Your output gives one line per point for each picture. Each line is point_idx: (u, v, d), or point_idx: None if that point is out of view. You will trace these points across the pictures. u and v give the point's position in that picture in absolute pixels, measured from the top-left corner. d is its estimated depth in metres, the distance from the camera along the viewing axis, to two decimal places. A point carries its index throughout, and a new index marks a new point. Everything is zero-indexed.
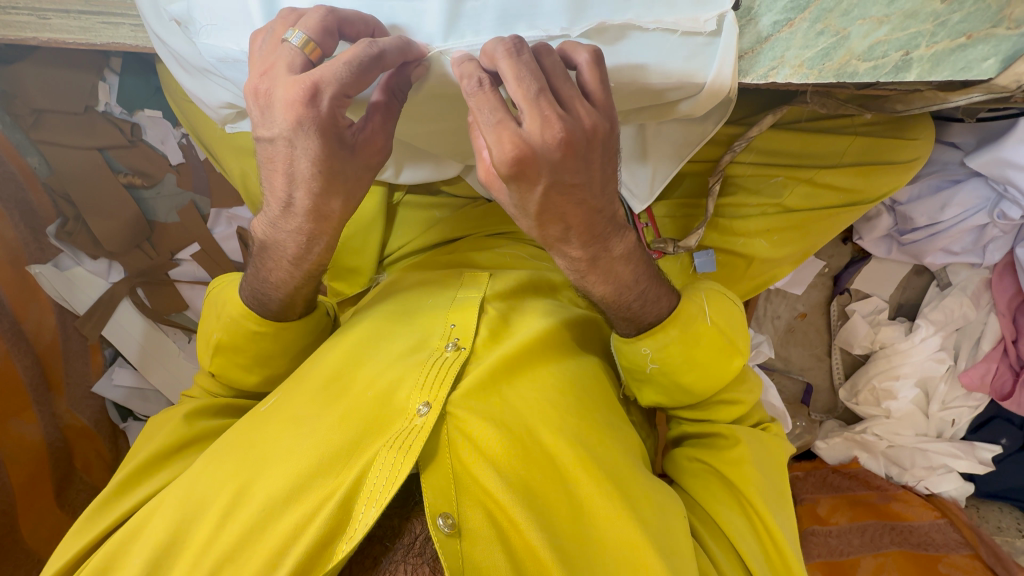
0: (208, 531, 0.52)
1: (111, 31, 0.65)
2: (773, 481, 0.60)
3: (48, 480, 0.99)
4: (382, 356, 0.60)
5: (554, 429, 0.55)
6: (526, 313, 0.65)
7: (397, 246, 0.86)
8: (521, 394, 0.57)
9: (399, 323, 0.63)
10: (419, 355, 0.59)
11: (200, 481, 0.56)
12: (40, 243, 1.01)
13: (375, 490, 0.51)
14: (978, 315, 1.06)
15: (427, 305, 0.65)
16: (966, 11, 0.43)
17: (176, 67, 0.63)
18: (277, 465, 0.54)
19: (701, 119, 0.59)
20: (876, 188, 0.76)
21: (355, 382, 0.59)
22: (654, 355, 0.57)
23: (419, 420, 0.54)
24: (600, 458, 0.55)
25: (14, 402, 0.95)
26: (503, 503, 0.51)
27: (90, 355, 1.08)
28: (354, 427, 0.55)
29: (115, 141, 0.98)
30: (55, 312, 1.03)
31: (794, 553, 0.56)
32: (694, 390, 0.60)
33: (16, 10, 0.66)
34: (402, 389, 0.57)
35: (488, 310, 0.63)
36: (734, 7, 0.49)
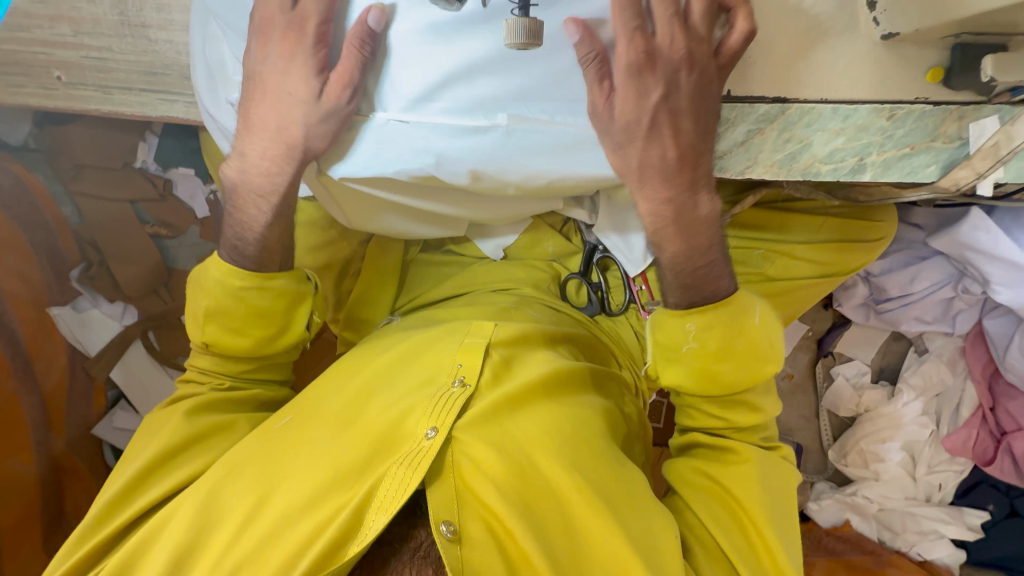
0: (224, 540, 0.55)
1: (166, 106, 0.73)
2: (780, 499, 0.62)
3: (39, 523, 0.97)
4: (394, 390, 0.64)
5: (549, 451, 0.59)
6: (530, 359, 0.70)
7: (407, 299, 0.93)
8: (520, 425, 0.61)
9: (408, 360, 0.67)
10: (428, 389, 0.63)
11: (215, 491, 0.58)
12: (62, 286, 1.05)
13: (385, 499, 0.54)
14: (956, 381, 1.12)
15: (437, 346, 0.68)
16: (907, 128, 0.52)
17: (221, 140, 0.70)
18: (296, 479, 0.58)
19: None
20: (847, 260, 0.84)
21: (368, 409, 0.63)
22: (697, 334, 0.62)
23: (426, 443, 0.58)
24: (594, 476, 0.58)
25: (15, 441, 0.94)
26: (502, 515, 0.55)
27: (93, 397, 1.09)
28: (367, 447, 0.59)
29: (147, 194, 1.06)
30: (66, 352, 1.05)
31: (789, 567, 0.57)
32: (727, 380, 0.63)
33: (83, 86, 0.74)
34: (411, 417, 0.61)
35: (492, 354, 0.67)
36: (714, 117, 0.54)
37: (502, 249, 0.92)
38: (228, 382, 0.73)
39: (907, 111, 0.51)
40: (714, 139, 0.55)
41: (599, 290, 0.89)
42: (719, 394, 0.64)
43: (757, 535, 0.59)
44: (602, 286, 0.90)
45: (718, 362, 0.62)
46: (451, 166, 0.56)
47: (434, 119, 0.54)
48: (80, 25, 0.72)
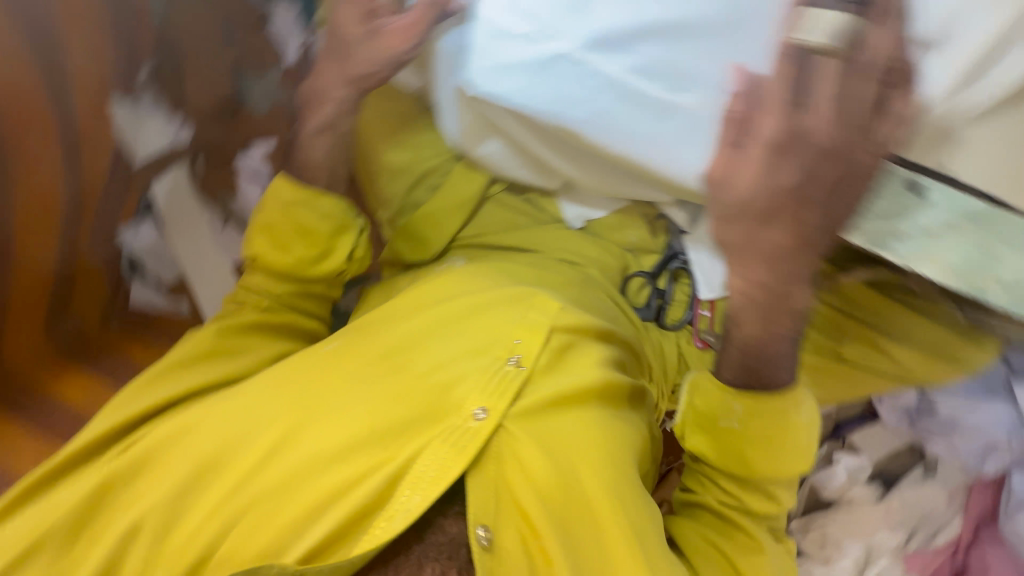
0: (251, 462, 0.58)
1: None
2: None
3: (37, 315, 0.87)
4: (448, 348, 0.62)
5: (592, 470, 0.58)
6: (586, 352, 0.66)
7: (471, 234, 0.87)
8: (563, 426, 0.60)
9: (465, 317, 0.64)
10: (479, 360, 0.61)
11: (250, 409, 0.61)
12: (126, 69, 0.88)
13: (421, 477, 0.56)
14: (947, 511, 1.08)
15: (496, 313, 0.65)
16: None
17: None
18: (332, 419, 0.59)
19: None
20: (929, 372, 0.78)
21: (416, 363, 0.62)
22: (741, 414, 0.60)
23: (473, 423, 0.58)
24: (634, 513, 0.57)
25: (38, 219, 0.83)
26: (536, 525, 0.55)
27: (122, 203, 0.94)
28: (411, 407, 0.59)
29: (242, 18, 0.98)
30: (112, 150, 0.90)
31: None
32: (755, 468, 0.61)
33: None
34: (459, 389, 0.60)
35: (551, 339, 0.64)
36: None
37: (583, 220, 0.88)
38: (262, 306, 0.76)
39: None
40: None
41: (662, 297, 0.87)
42: (738, 473, 0.62)
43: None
44: (665, 295, 0.88)
45: (748, 449, 0.61)
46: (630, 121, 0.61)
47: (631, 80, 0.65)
48: None
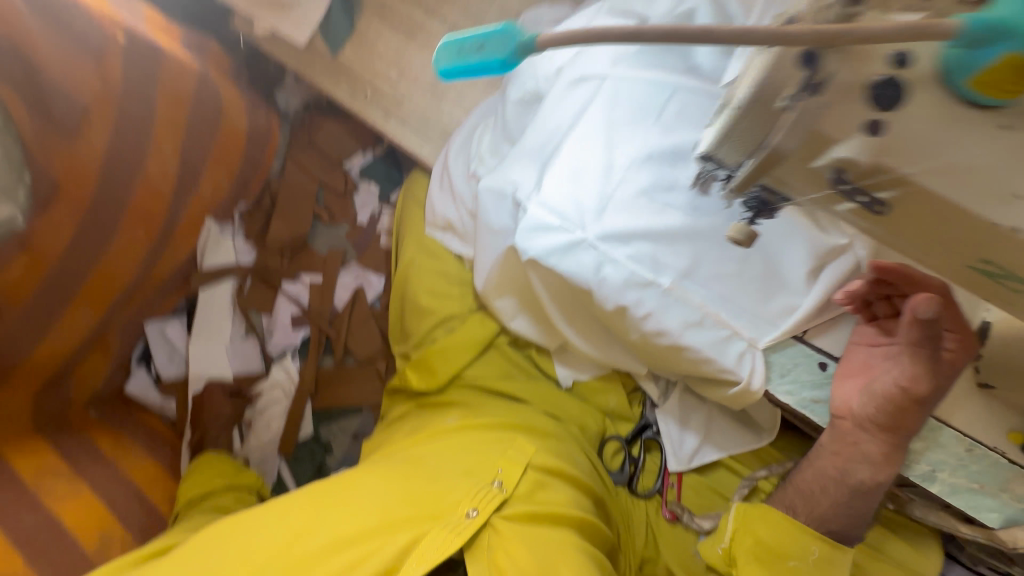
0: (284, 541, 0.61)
1: (417, 145, 0.98)
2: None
3: (45, 374, 1.00)
4: (441, 464, 0.72)
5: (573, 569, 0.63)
6: (559, 491, 0.73)
7: (473, 376, 0.99)
8: (541, 532, 0.68)
9: (460, 453, 0.75)
10: (469, 479, 0.70)
11: (266, 522, 0.63)
12: (228, 211, 1.26)
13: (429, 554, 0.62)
14: None
15: (486, 450, 0.75)
16: (979, 466, 0.59)
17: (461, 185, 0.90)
18: (347, 516, 0.64)
19: (753, 433, 0.90)
20: None
21: (417, 473, 0.70)
22: (815, 556, 0.67)
23: (467, 520, 0.66)
24: None
25: (100, 295, 1.04)
26: None
27: (169, 300, 1.25)
28: (408, 507, 0.66)
29: (334, 186, 1.29)
30: (187, 257, 1.22)
31: None
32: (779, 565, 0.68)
33: (376, 105, 0.99)
34: (453, 495, 0.68)
35: (528, 473, 0.74)
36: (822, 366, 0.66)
37: (572, 381, 0.99)
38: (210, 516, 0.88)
39: (984, 453, 0.59)
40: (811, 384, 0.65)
41: (634, 463, 0.95)
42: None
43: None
44: (637, 462, 0.95)
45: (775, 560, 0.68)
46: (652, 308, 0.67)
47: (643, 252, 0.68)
48: (404, 76, 0.98)
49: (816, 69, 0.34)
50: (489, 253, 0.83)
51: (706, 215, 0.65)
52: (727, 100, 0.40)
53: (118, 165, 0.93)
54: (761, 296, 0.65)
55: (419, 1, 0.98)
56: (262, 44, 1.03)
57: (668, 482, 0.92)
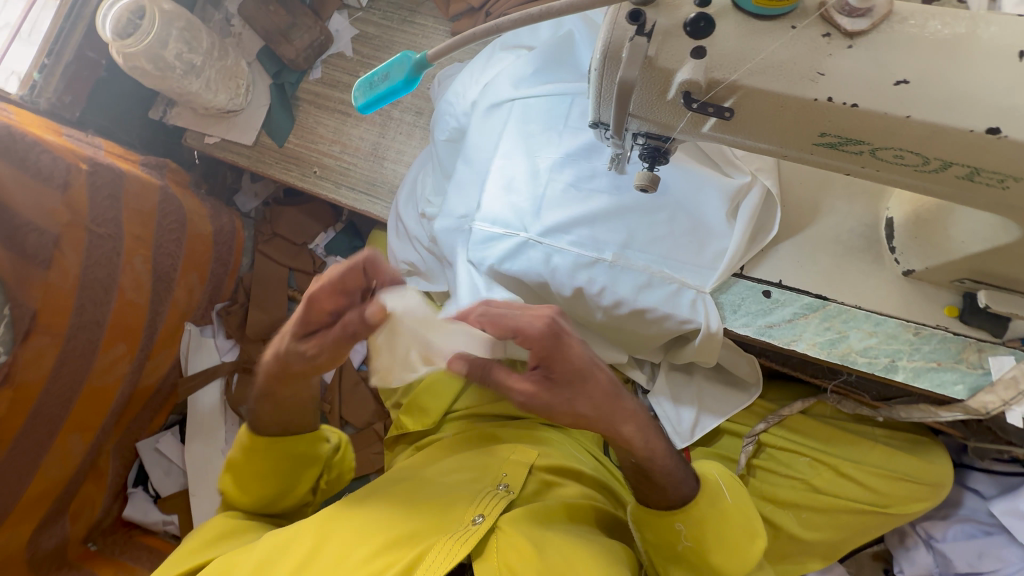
0: (291, 567, 0.60)
1: (370, 205, 1.06)
2: (734, 550, 0.65)
3: (45, 507, 0.99)
4: (443, 478, 0.71)
5: (589, 568, 0.60)
6: (565, 490, 0.73)
7: (465, 405, 0.99)
8: (560, 536, 0.63)
9: (460, 468, 0.73)
10: (475, 486, 0.69)
11: (263, 557, 0.61)
12: (204, 312, 1.30)
13: (431, 565, 0.57)
14: None
15: (488, 458, 0.75)
16: (932, 345, 0.64)
17: (413, 221, 0.96)
18: (347, 538, 0.62)
19: (743, 389, 0.86)
20: (901, 497, 0.82)
21: (420, 490, 0.68)
22: (686, 532, 0.66)
23: (473, 527, 0.61)
24: None
25: (88, 420, 1.05)
26: None
27: (157, 415, 1.25)
28: (414, 520, 0.63)
29: (304, 266, 1.35)
30: (171, 365, 1.25)
31: (720, 533, 0.65)
32: (666, 549, 0.68)
33: (326, 180, 1.09)
34: (460, 504, 0.65)
35: (533, 478, 0.73)
36: (767, 295, 0.70)
37: None
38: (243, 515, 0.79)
39: (931, 331, 0.64)
40: (766, 311, 0.70)
41: None
42: (668, 558, 0.68)
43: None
44: None
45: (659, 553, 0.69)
46: (606, 283, 0.73)
47: (585, 236, 0.74)
48: (346, 148, 1.09)
49: (643, 21, 0.42)
50: (450, 275, 0.88)
51: (629, 192, 0.74)
52: (589, 63, 0.46)
53: (92, 287, 0.98)
54: (694, 250, 0.73)
55: (347, 85, 1.10)
56: (214, 151, 1.13)
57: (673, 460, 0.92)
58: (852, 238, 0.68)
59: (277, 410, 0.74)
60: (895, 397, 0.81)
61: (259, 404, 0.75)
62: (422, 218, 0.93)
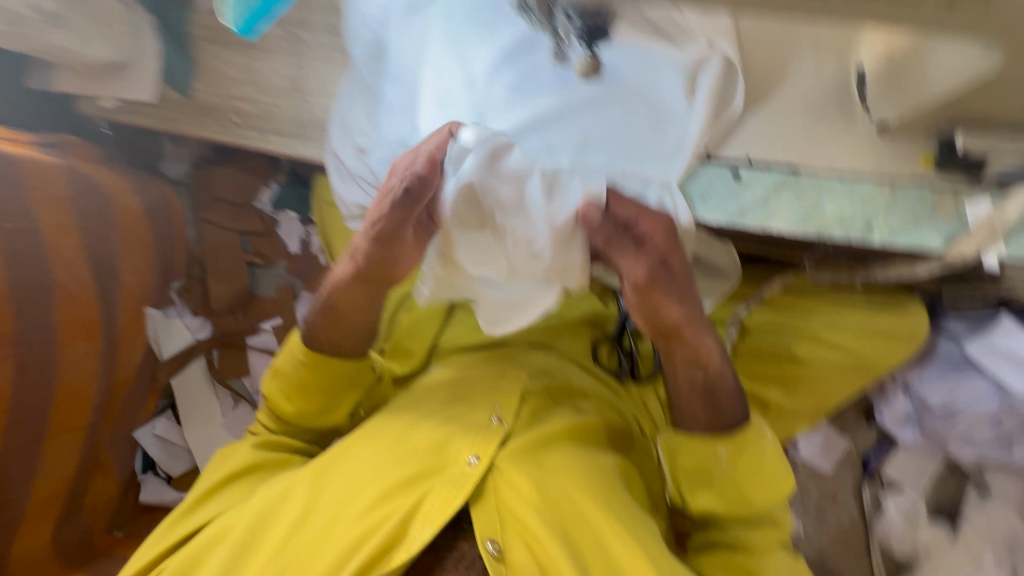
0: (287, 526, 0.61)
1: (304, 148, 0.95)
2: (773, 478, 0.69)
3: (57, 505, 1.03)
4: (434, 415, 0.68)
5: (588, 496, 0.62)
6: (563, 408, 0.73)
7: (450, 339, 0.98)
8: (558, 463, 0.64)
9: (447, 402, 0.70)
10: (466, 420, 0.67)
11: (261, 522, 0.62)
12: (162, 293, 1.22)
13: (430, 512, 0.60)
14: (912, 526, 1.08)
15: (481, 387, 0.71)
16: (905, 202, 0.62)
17: (351, 158, 0.86)
18: (340, 492, 0.62)
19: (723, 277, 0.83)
20: (881, 355, 0.85)
21: (412, 432, 0.66)
22: (728, 456, 0.68)
23: (469, 469, 0.62)
24: (623, 513, 0.61)
25: (72, 420, 1.03)
26: (541, 540, 0.58)
27: (147, 401, 1.23)
28: (406, 469, 0.62)
29: (255, 228, 1.26)
30: (144, 351, 1.20)
31: (762, 463, 0.68)
32: (699, 480, 0.70)
33: (248, 128, 0.97)
34: (455, 442, 0.64)
35: (528, 400, 0.71)
36: (737, 177, 0.66)
37: None
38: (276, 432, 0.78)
39: (905, 188, 0.62)
40: (736, 195, 0.66)
41: (630, 355, 0.91)
42: (701, 485, 0.70)
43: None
44: (632, 353, 0.92)
45: (692, 476, 0.70)
46: None
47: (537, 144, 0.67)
48: (262, 88, 0.96)
49: None
50: None
51: (577, 86, 0.66)
52: None
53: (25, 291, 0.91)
54: (655, 140, 0.67)
55: None
56: (116, 116, 1.00)
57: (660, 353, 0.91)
58: (822, 99, 0.63)
59: (337, 323, 0.73)
60: (873, 262, 0.76)
61: (317, 313, 0.73)
62: (360, 154, 0.84)
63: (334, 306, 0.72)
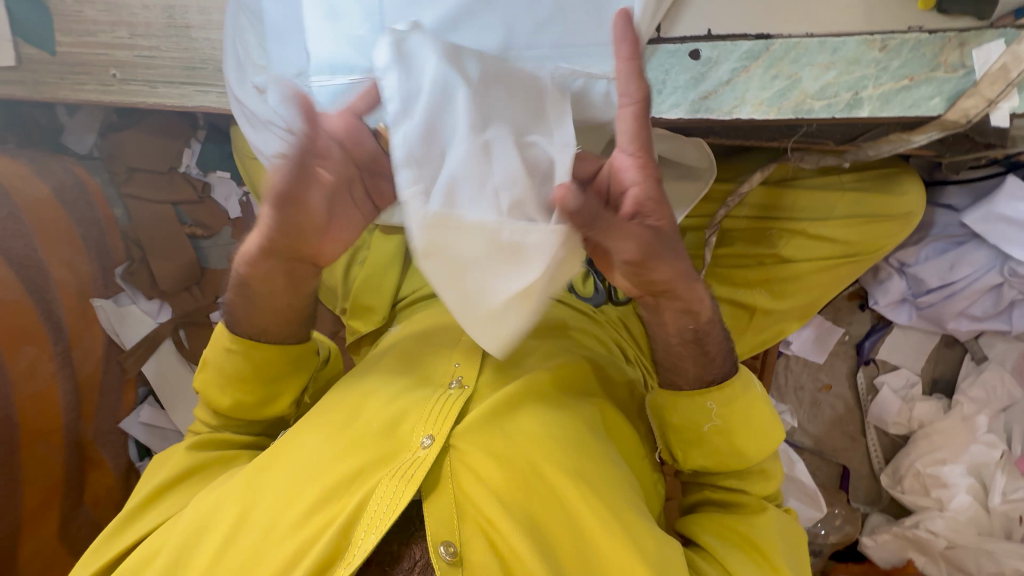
0: (214, 547, 0.54)
1: (202, 97, 0.82)
2: (766, 428, 0.65)
3: (56, 507, 1.02)
4: (388, 389, 0.63)
5: (555, 463, 0.57)
6: (531, 359, 0.68)
7: (411, 289, 0.89)
8: (525, 427, 0.59)
9: (399, 376, 0.65)
10: (423, 390, 0.62)
11: (190, 544, 0.56)
12: (106, 281, 1.13)
13: (375, 516, 0.52)
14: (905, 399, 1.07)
15: (436, 347, 0.68)
16: (903, 58, 0.52)
17: (252, 97, 0.73)
18: (279, 495, 0.56)
19: (696, 179, 0.73)
20: (874, 241, 0.77)
21: (362, 415, 0.61)
22: (716, 411, 0.64)
23: (423, 452, 0.56)
24: (593, 476, 0.58)
25: (46, 424, 0.99)
26: (503, 529, 0.53)
27: (124, 390, 1.17)
28: (354, 460, 0.57)
29: (187, 196, 1.16)
30: (105, 344, 1.13)
31: (754, 412, 0.65)
32: (692, 438, 0.66)
33: (133, 81, 0.83)
34: (406, 422, 0.59)
35: (492, 353, 0.67)
36: (696, 57, 0.55)
37: None
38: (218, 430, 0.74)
39: (899, 41, 0.52)
40: (698, 79, 0.55)
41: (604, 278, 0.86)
42: (689, 441, 0.67)
43: (766, 562, 0.62)
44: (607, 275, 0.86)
45: (677, 432, 0.67)
46: None
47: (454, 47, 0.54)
48: (135, 28, 0.81)
49: None
50: None
51: None
52: None
53: None
54: (592, 21, 0.54)
55: None
56: None
57: None
58: None
59: (257, 308, 0.68)
60: (862, 137, 0.66)
61: (235, 298, 0.69)
62: (258, 93, 0.71)
63: (247, 284, 0.67)
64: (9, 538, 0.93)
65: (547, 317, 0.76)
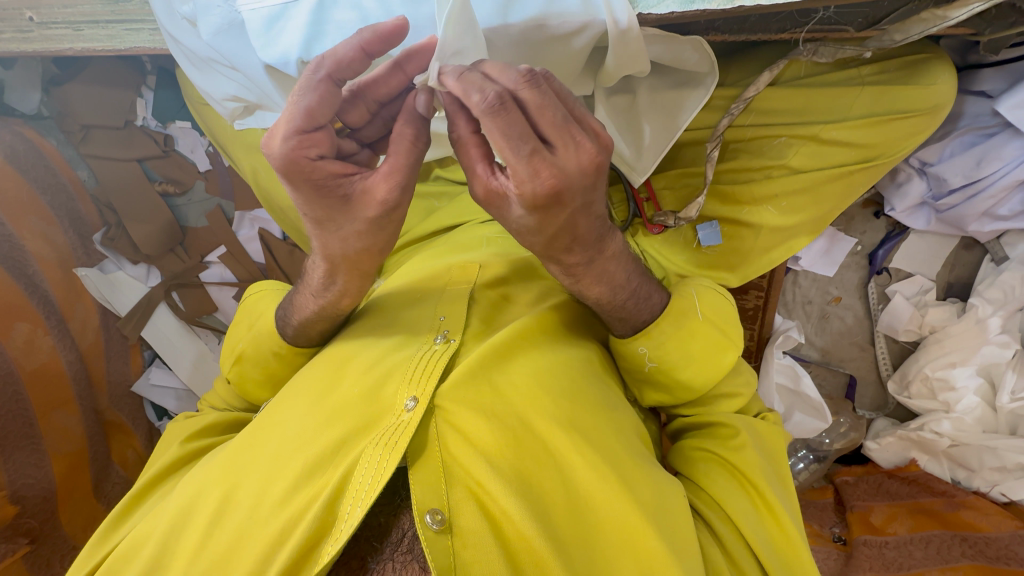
0: (201, 529, 0.55)
1: (132, 36, 0.72)
2: (701, 360, 0.63)
3: (86, 471, 1.05)
4: (370, 352, 0.62)
5: (544, 415, 0.56)
6: (515, 309, 0.66)
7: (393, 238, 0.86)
8: (511, 380, 0.58)
9: (382, 335, 0.64)
10: (407, 349, 0.61)
11: (179, 529, 0.56)
12: (87, 249, 1.09)
13: (362, 488, 0.52)
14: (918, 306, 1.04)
15: (416, 302, 0.66)
16: None
17: (184, 27, 0.64)
18: (267, 467, 0.56)
19: (695, 85, 0.64)
20: (893, 141, 0.70)
21: (345, 380, 0.60)
22: (651, 351, 0.63)
23: (406, 415, 0.55)
24: (584, 427, 0.57)
25: (59, 395, 1.00)
26: (493, 492, 0.52)
27: (130, 355, 1.17)
28: (340, 428, 0.56)
29: (151, 151, 1.10)
30: (99, 313, 1.11)
31: (693, 344, 0.63)
32: (650, 376, 0.65)
33: (54, 24, 0.74)
34: (389, 386, 0.58)
35: (475, 302, 0.65)
36: None
37: None
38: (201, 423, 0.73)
39: None
40: None
41: None
42: (642, 378, 0.66)
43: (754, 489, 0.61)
44: None
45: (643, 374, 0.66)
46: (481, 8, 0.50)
47: None
48: None
49: None
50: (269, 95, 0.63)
51: None
52: None
53: None
54: None
55: None
56: None
57: (641, 199, 0.80)
58: None
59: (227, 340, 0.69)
60: (887, 18, 0.57)
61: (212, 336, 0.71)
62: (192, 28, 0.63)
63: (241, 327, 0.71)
64: (44, 504, 0.97)
65: (521, 256, 0.73)
